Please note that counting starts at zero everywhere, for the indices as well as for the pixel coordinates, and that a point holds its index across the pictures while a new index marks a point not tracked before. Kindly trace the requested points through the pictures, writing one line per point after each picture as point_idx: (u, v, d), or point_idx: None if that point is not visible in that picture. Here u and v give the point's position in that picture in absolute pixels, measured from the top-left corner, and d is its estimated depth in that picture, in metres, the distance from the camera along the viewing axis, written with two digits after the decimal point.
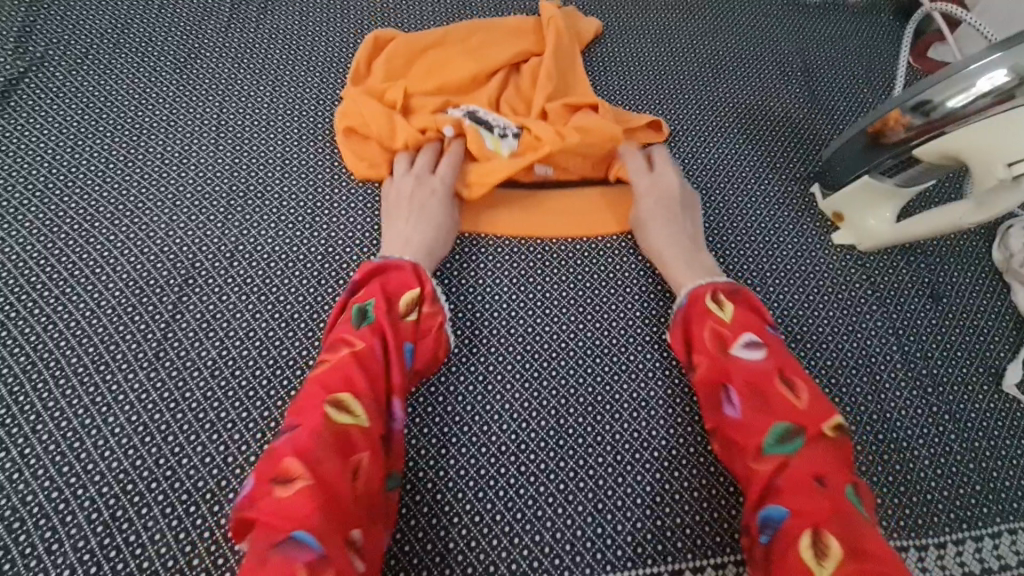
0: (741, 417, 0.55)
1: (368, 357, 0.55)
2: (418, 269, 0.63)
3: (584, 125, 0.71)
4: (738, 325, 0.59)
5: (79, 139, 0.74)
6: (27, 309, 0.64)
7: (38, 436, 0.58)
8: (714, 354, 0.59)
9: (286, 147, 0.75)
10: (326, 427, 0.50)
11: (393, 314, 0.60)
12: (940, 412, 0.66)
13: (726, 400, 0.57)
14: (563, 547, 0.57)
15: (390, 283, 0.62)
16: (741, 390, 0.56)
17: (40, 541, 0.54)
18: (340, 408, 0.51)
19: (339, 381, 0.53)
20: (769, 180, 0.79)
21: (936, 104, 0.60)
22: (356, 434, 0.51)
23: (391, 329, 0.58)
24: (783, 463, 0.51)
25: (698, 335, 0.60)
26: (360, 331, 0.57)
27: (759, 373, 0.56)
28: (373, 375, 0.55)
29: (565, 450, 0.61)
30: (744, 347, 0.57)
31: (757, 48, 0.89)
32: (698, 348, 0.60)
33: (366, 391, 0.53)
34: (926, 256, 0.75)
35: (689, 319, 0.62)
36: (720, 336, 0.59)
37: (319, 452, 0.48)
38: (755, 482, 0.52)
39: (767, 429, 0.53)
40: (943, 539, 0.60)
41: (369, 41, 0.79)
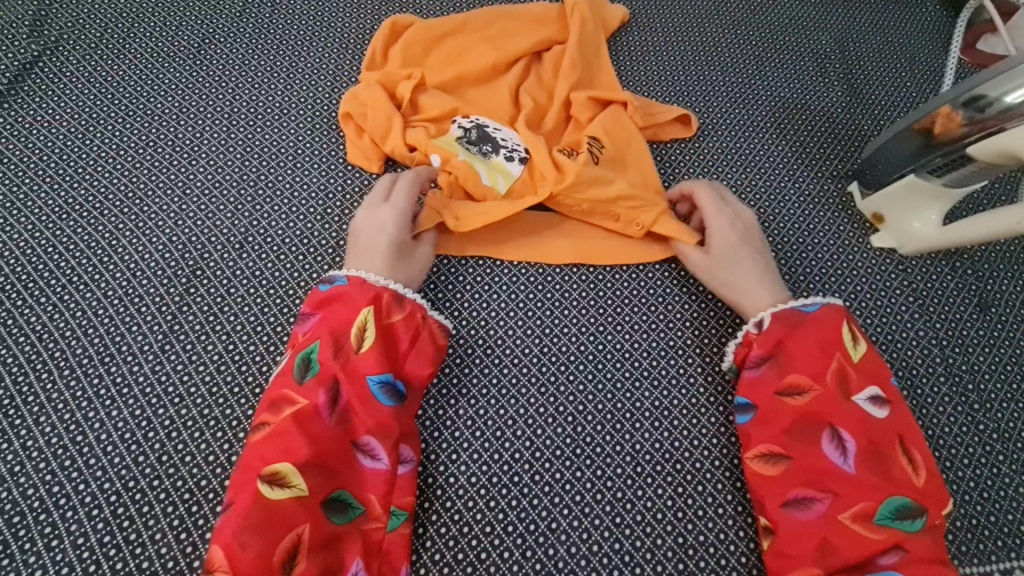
0: (857, 472, 0.50)
1: (309, 415, 0.50)
2: (368, 290, 0.57)
3: (606, 126, 0.70)
4: (866, 374, 0.54)
5: (91, 125, 0.72)
6: (33, 297, 0.62)
7: (41, 428, 0.57)
8: (836, 395, 0.53)
9: (299, 136, 0.73)
10: (256, 504, 0.46)
11: (340, 353, 0.54)
12: (987, 430, 0.62)
13: (838, 447, 0.52)
14: (578, 562, 0.55)
15: (337, 317, 0.55)
16: (863, 444, 0.51)
17: (41, 537, 0.53)
18: (276, 478, 0.48)
19: (277, 445, 0.49)
20: (804, 178, 0.75)
21: (992, 99, 0.56)
22: (294, 506, 0.47)
23: (339, 370, 0.53)
24: (901, 535, 0.48)
25: (816, 367, 0.54)
26: (303, 382, 0.52)
27: (882, 433, 0.52)
28: (319, 430, 0.50)
29: (582, 459, 0.58)
30: (870, 400, 0.53)
31: (793, 39, 0.85)
32: (817, 380, 0.54)
33: (303, 453, 0.49)
34: (974, 261, 0.70)
35: (802, 342, 0.56)
36: (843, 378, 0.54)
37: (245, 534, 0.45)
38: (859, 542, 0.49)
39: (887, 498, 0.49)
40: (988, 567, 0.56)
41: (386, 27, 0.76)
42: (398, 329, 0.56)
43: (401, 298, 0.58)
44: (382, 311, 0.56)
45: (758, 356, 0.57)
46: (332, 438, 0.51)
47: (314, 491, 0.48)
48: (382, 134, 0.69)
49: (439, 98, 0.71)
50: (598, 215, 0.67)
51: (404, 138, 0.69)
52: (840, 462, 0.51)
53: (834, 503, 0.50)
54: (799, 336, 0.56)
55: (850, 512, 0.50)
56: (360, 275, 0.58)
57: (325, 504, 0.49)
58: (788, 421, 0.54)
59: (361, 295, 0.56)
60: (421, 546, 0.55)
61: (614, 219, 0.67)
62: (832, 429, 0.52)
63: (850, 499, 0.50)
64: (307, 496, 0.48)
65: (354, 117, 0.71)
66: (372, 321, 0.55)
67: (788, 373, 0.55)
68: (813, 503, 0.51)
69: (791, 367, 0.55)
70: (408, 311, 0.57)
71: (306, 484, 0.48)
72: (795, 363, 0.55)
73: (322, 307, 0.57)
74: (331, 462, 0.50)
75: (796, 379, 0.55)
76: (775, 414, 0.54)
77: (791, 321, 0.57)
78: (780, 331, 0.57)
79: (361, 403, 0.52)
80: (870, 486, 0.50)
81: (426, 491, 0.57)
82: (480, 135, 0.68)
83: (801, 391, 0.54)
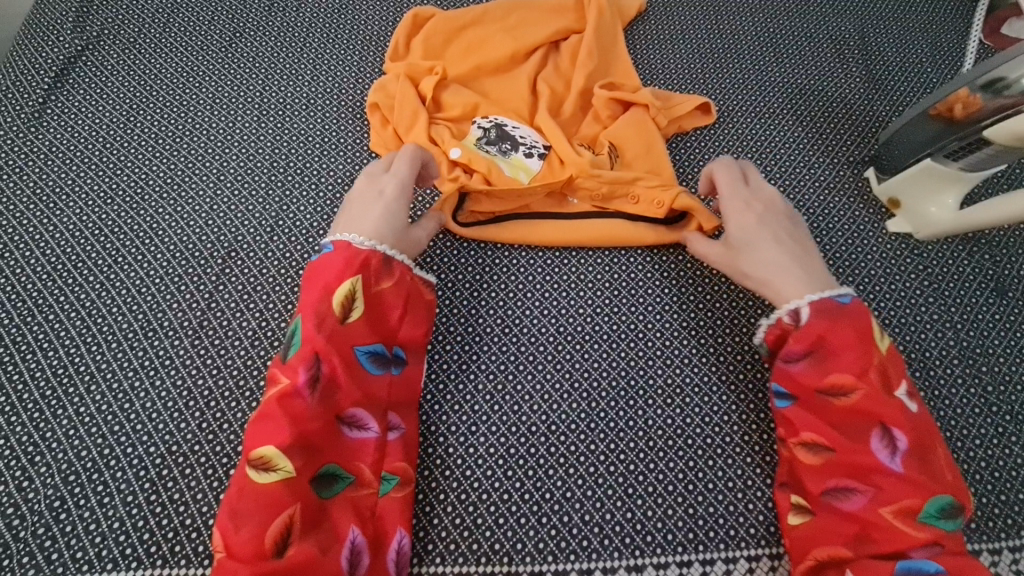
0: (902, 470, 0.50)
1: (294, 395, 0.52)
2: (354, 258, 0.57)
3: (621, 124, 0.72)
4: (899, 370, 0.54)
5: (132, 115, 0.76)
6: (82, 275, 0.67)
7: (92, 396, 0.61)
8: (879, 393, 0.52)
9: (326, 125, 0.76)
10: (247, 488, 0.49)
11: (325, 327, 0.54)
12: (1001, 412, 0.62)
13: (886, 444, 0.51)
14: (592, 530, 0.57)
15: (316, 289, 0.56)
16: (910, 442, 0.51)
17: (94, 494, 0.57)
18: (263, 462, 0.50)
19: (264, 428, 0.51)
20: (820, 164, 0.75)
21: (1010, 81, 0.57)
22: (282, 487, 0.49)
23: (323, 345, 0.53)
24: (940, 531, 0.49)
25: (861, 364, 0.53)
26: (287, 361, 0.54)
27: (922, 429, 0.52)
28: (302, 408, 0.52)
29: (597, 433, 0.61)
30: (907, 398, 0.53)
31: (810, 26, 0.85)
32: (860, 379, 0.53)
33: (286, 435, 0.50)
34: (991, 246, 0.70)
35: (844, 336, 0.54)
36: (885, 375, 0.53)
37: (237, 517, 0.48)
38: (897, 533, 0.49)
39: (930, 496, 0.49)
40: (997, 545, 0.57)
41: (408, 19, 0.79)
42: (387, 296, 0.58)
43: (389, 262, 0.59)
44: (370, 278, 0.57)
45: (798, 349, 0.56)
46: (316, 415, 0.52)
47: (301, 470, 0.50)
48: (406, 127, 0.71)
49: (461, 92, 0.74)
50: (619, 197, 0.69)
51: (427, 132, 0.70)
52: (886, 460, 0.51)
53: (876, 497, 0.50)
54: (837, 334, 0.55)
55: (892, 507, 0.50)
56: (345, 239, 0.58)
57: (312, 481, 0.51)
58: (831, 413, 0.54)
59: (346, 264, 0.57)
60: (442, 511, 0.58)
61: (632, 200, 0.68)
62: (882, 427, 0.52)
63: (893, 494, 0.50)
64: (295, 475, 0.50)
65: (380, 108, 0.74)
66: (359, 290, 0.56)
67: (831, 371, 0.54)
68: (853, 494, 0.51)
69: (835, 364, 0.54)
70: (396, 276, 0.59)
71: (292, 464, 0.50)
72: (839, 359, 0.54)
73: (309, 282, 0.57)
74: (315, 440, 0.52)
75: (838, 377, 0.54)
76: (821, 407, 0.54)
77: (831, 315, 0.56)
78: (823, 327, 0.55)
79: (345, 377, 0.54)
80: (915, 482, 0.50)
81: (447, 460, 0.60)
82: (500, 133, 0.71)
83: (847, 387, 0.53)
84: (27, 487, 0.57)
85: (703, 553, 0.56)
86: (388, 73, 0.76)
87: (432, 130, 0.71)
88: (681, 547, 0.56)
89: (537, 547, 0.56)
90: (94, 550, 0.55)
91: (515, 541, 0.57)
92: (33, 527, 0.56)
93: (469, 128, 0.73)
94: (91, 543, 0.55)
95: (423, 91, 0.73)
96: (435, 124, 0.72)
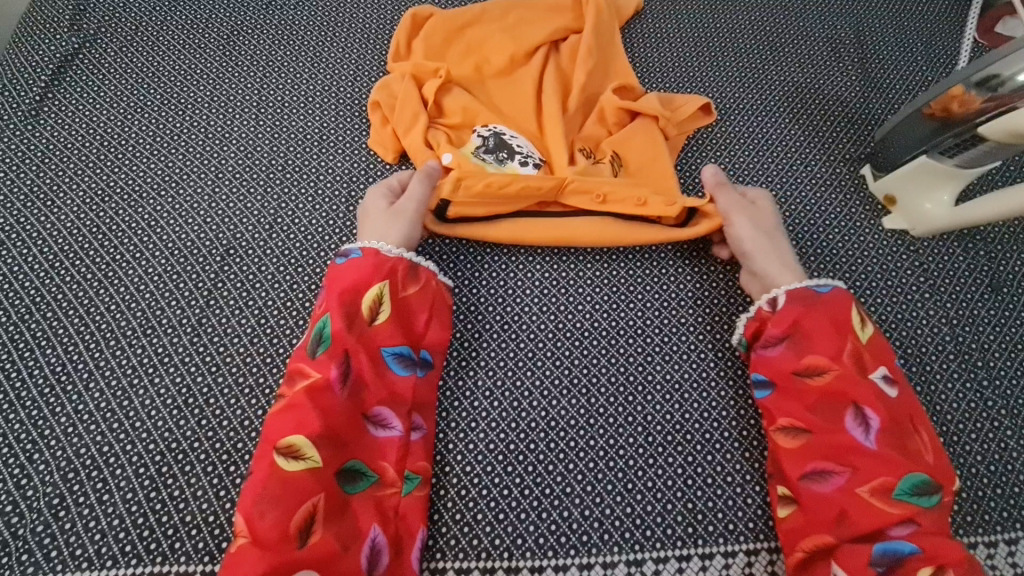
0: (877, 448, 0.52)
1: (323, 390, 0.53)
2: (382, 261, 0.59)
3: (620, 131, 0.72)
4: (875, 356, 0.56)
5: (130, 113, 0.76)
6: (80, 273, 0.67)
7: (90, 394, 0.61)
8: (853, 375, 0.54)
9: (324, 123, 0.76)
10: (273, 476, 0.50)
11: (357, 326, 0.57)
12: (996, 406, 0.63)
13: (861, 423, 0.53)
14: (591, 525, 0.57)
15: (346, 289, 0.58)
16: (883, 421, 0.53)
17: (93, 491, 0.57)
18: (291, 450, 0.51)
19: (291, 419, 0.52)
20: (817, 162, 0.76)
21: (1005, 78, 0.58)
22: (309, 476, 0.50)
23: (354, 343, 0.56)
24: (916, 509, 0.50)
25: (834, 347, 0.55)
26: (316, 356, 0.55)
27: (897, 411, 0.53)
28: (332, 403, 0.53)
29: (596, 429, 0.61)
30: (883, 381, 0.54)
31: (806, 25, 0.85)
32: (835, 361, 0.55)
33: (316, 427, 0.52)
34: (986, 242, 0.70)
35: (818, 321, 0.57)
36: (861, 358, 0.55)
37: (261, 505, 0.49)
38: (874, 511, 0.50)
39: (904, 474, 0.51)
40: (993, 538, 0.57)
41: (408, 19, 0.79)
42: (414, 301, 0.60)
43: (416, 268, 0.61)
44: (397, 284, 0.60)
45: (776, 333, 0.58)
46: (344, 410, 0.54)
47: (328, 462, 0.52)
48: (405, 129, 0.71)
49: (460, 95, 0.74)
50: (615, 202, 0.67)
51: (424, 135, 0.70)
52: (861, 438, 0.52)
53: (853, 477, 0.52)
54: (810, 319, 0.57)
55: (868, 485, 0.51)
56: (373, 247, 0.60)
57: (338, 475, 0.52)
58: (808, 396, 0.55)
59: (374, 269, 0.59)
60: (442, 507, 0.58)
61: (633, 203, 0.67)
62: (855, 407, 0.53)
63: (870, 473, 0.51)
64: (322, 466, 0.51)
65: (380, 107, 0.74)
66: (387, 294, 0.59)
67: (806, 354, 0.56)
68: (831, 477, 0.52)
69: (810, 347, 0.56)
70: (422, 282, 0.61)
71: (320, 455, 0.51)
72: (814, 343, 0.56)
73: (335, 281, 0.59)
74: (343, 434, 0.53)
75: (813, 360, 0.56)
76: (798, 391, 0.56)
77: (805, 302, 0.58)
78: (796, 312, 0.58)
79: (373, 375, 0.56)
80: (889, 460, 0.51)
81: (447, 457, 0.60)
82: (498, 142, 0.70)
83: (821, 370, 0.55)
84: (26, 484, 0.57)
85: (702, 547, 0.56)
86: (390, 75, 0.76)
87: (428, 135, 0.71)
88: (680, 541, 0.56)
89: (538, 542, 0.57)
90: (93, 547, 0.55)
91: (515, 536, 0.57)
92: (33, 524, 0.56)
93: (468, 135, 0.73)
94: (91, 540, 0.55)
95: (422, 93, 0.73)
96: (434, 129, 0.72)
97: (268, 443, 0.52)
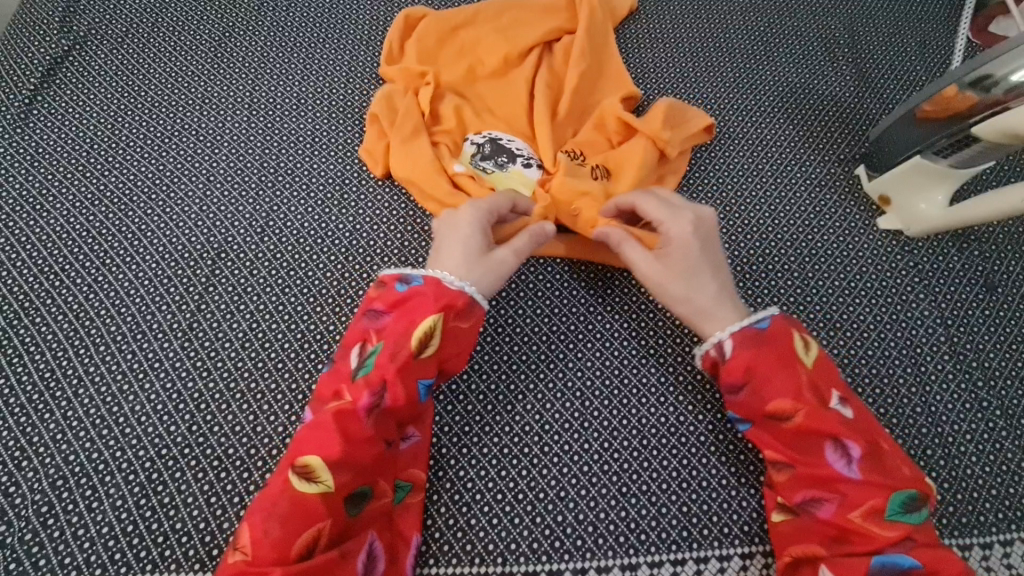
0: (860, 476, 0.50)
1: (351, 417, 0.50)
2: (444, 292, 0.54)
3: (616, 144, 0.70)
4: (825, 379, 0.54)
5: (120, 116, 0.76)
6: (70, 278, 0.66)
7: (80, 400, 0.60)
8: (819, 410, 0.52)
9: (316, 125, 0.76)
10: (285, 494, 0.48)
11: (402, 355, 0.52)
12: (991, 407, 0.63)
13: (840, 454, 0.51)
14: (586, 529, 0.57)
15: (404, 318, 0.54)
16: (862, 447, 0.51)
17: (82, 499, 0.56)
18: (307, 470, 0.49)
19: (315, 438, 0.50)
20: (811, 162, 0.75)
21: (998, 78, 0.57)
22: (319, 500, 0.48)
23: (392, 374, 0.51)
24: (909, 527, 0.49)
25: (795, 386, 0.53)
26: (355, 379, 0.52)
27: (866, 432, 0.52)
28: (358, 431, 0.50)
29: (589, 433, 0.61)
30: (842, 406, 0.53)
31: (800, 24, 0.85)
32: (799, 401, 0.52)
33: (335, 452, 0.49)
34: (980, 242, 0.70)
35: (768, 361, 0.54)
36: (817, 388, 0.53)
37: (267, 521, 0.47)
38: (869, 534, 0.49)
39: (890, 494, 0.50)
40: (989, 539, 0.57)
41: (401, 20, 0.78)
42: (462, 335, 0.55)
43: (473, 305, 0.55)
44: (452, 317, 0.54)
45: (732, 380, 0.55)
46: (367, 441, 0.50)
47: (341, 487, 0.49)
48: (398, 140, 0.69)
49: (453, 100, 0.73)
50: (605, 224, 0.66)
51: (417, 149, 0.69)
52: (843, 470, 0.51)
53: (844, 502, 0.50)
54: (765, 357, 0.54)
55: (859, 510, 0.50)
56: (437, 276, 0.55)
57: (348, 499, 0.50)
58: (782, 435, 0.53)
59: (433, 300, 0.54)
60: (435, 512, 0.58)
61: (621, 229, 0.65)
62: (832, 439, 0.51)
63: (858, 498, 0.50)
64: (333, 491, 0.48)
65: (378, 122, 0.72)
66: (439, 327, 0.53)
67: (770, 397, 0.53)
68: (822, 505, 0.51)
69: (770, 391, 0.53)
70: (474, 320, 0.55)
71: (333, 480, 0.49)
72: (772, 385, 0.53)
73: (396, 306, 0.55)
74: (363, 463, 0.50)
75: (778, 404, 0.53)
76: (773, 429, 0.54)
77: (754, 343, 0.55)
78: (748, 358, 0.54)
79: (404, 406, 0.52)
80: (875, 484, 0.50)
81: (441, 461, 0.59)
82: (494, 146, 0.69)
83: (789, 412, 0.53)
84: (14, 493, 0.56)
85: (696, 551, 0.56)
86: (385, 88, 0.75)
87: (420, 144, 0.69)
88: (675, 546, 0.56)
89: (532, 547, 0.56)
90: (82, 555, 0.54)
91: (508, 541, 0.56)
92: (21, 533, 0.55)
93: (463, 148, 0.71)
94: (80, 548, 0.54)
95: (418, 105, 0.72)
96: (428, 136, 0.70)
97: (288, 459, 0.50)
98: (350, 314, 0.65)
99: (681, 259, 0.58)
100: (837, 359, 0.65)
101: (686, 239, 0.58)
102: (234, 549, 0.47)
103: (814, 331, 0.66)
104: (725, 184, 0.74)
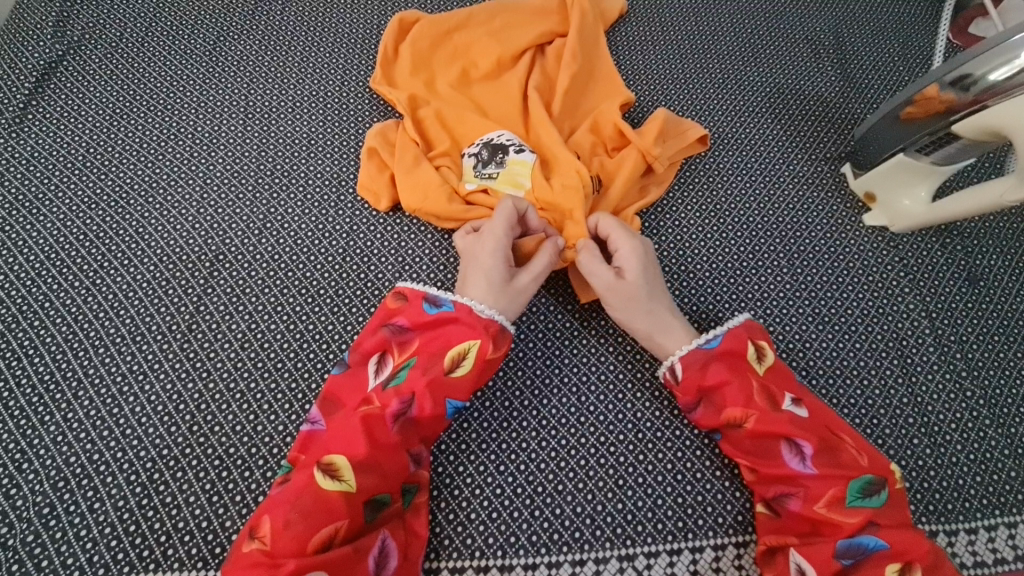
0: (816, 471, 0.52)
1: (379, 422, 0.53)
2: (478, 320, 0.56)
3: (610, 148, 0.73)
4: (777, 382, 0.56)
5: (116, 120, 0.76)
6: (67, 281, 0.66)
7: (80, 402, 0.61)
8: (769, 413, 0.54)
9: (312, 127, 0.76)
10: (308, 489, 0.49)
11: (435, 370, 0.55)
12: (974, 396, 0.64)
13: (794, 453, 0.53)
14: (584, 521, 0.58)
15: (440, 340, 0.56)
16: (814, 444, 0.53)
17: (84, 500, 0.57)
18: (332, 468, 0.51)
19: (341, 439, 0.52)
20: (799, 161, 0.77)
21: (977, 77, 0.58)
22: (341, 499, 0.49)
23: (422, 386, 0.54)
24: (870, 511, 0.50)
25: (744, 394, 0.55)
26: (386, 387, 0.55)
27: (819, 430, 0.54)
28: (386, 437, 0.52)
29: (587, 428, 0.62)
30: (792, 406, 0.55)
31: (787, 27, 0.87)
32: (748, 408, 0.55)
33: (361, 452, 0.51)
34: (963, 237, 0.72)
35: (717, 376, 0.57)
36: (768, 394, 0.55)
37: (289, 514, 0.48)
38: (832, 523, 0.51)
39: (849, 483, 0.52)
40: (974, 524, 0.59)
41: (395, 23, 0.79)
42: (493, 364, 0.57)
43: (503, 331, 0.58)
44: (487, 345, 0.56)
45: (691, 400, 0.58)
46: (393, 448, 0.52)
47: (364, 490, 0.50)
48: (401, 171, 0.69)
49: (446, 104, 0.74)
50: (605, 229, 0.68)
51: (422, 173, 0.69)
52: (798, 466, 0.53)
53: (807, 496, 0.52)
54: (713, 371, 0.57)
55: (822, 501, 0.52)
56: (466, 303, 0.57)
57: (367, 503, 0.51)
58: (742, 442, 0.56)
59: (472, 327, 0.56)
60: (435, 507, 0.58)
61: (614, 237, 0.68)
62: (785, 440, 0.54)
63: (820, 490, 0.52)
64: (356, 492, 0.50)
65: (379, 153, 0.71)
66: (473, 353, 0.56)
67: (720, 408, 0.56)
68: (789, 499, 0.53)
69: (723, 402, 0.56)
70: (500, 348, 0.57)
71: (357, 481, 0.50)
72: (724, 396, 0.56)
73: (429, 328, 0.57)
74: (385, 466, 0.52)
75: (731, 412, 0.56)
76: (734, 439, 0.56)
77: (701, 363, 0.58)
78: (695, 377, 0.57)
79: (431, 420, 0.55)
80: (829, 476, 0.52)
81: (440, 457, 0.60)
82: (490, 150, 0.69)
83: (740, 421, 0.55)
84: (16, 495, 0.57)
85: (692, 541, 0.57)
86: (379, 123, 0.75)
87: (424, 171, 0.69)
88: (671, 536, 0.57)
89: (532, 539, 0.57)
90: (85, 556, 0.55)
91: (508, 533, 0.57)
92: (23, 534, 0.55)
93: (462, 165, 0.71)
94: (83, 548, 0.55)
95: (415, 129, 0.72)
96: (429, 161, 0.70)
97: (314, 458, 0.52)
98: (348, 314, 0.66)
99: (641, 275, 0.61)
100: (825, 353, 0.66)
101: (642, 257, 0.61)
102: (252, 539, 0.48)
103: (803, 326, 0.68)
104: (716, 182, 0.76)
